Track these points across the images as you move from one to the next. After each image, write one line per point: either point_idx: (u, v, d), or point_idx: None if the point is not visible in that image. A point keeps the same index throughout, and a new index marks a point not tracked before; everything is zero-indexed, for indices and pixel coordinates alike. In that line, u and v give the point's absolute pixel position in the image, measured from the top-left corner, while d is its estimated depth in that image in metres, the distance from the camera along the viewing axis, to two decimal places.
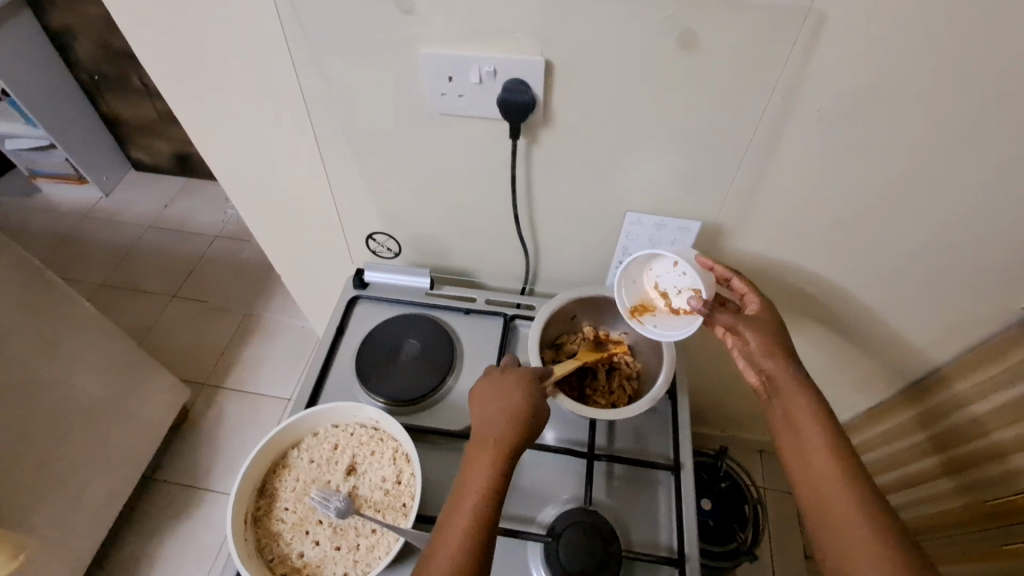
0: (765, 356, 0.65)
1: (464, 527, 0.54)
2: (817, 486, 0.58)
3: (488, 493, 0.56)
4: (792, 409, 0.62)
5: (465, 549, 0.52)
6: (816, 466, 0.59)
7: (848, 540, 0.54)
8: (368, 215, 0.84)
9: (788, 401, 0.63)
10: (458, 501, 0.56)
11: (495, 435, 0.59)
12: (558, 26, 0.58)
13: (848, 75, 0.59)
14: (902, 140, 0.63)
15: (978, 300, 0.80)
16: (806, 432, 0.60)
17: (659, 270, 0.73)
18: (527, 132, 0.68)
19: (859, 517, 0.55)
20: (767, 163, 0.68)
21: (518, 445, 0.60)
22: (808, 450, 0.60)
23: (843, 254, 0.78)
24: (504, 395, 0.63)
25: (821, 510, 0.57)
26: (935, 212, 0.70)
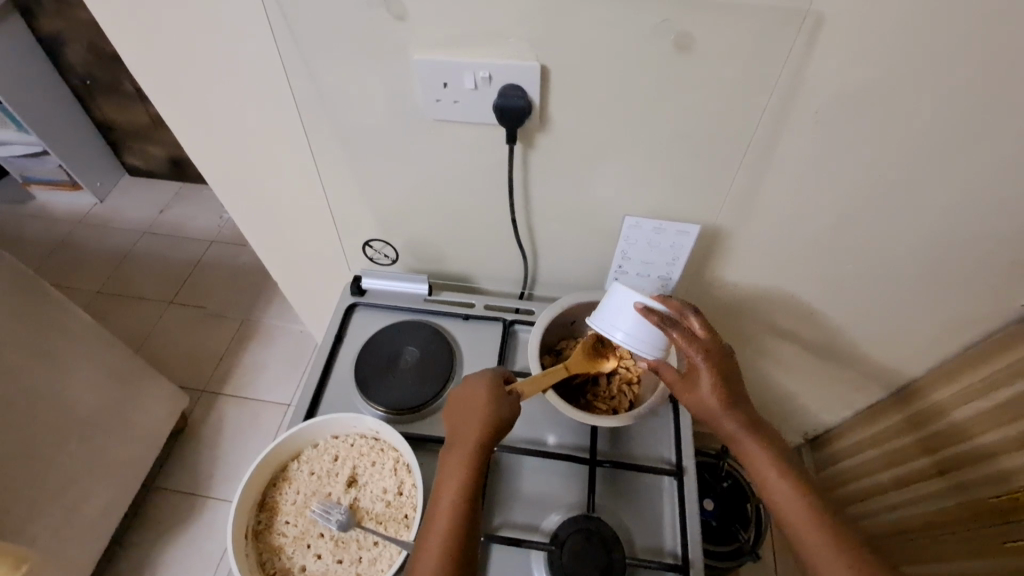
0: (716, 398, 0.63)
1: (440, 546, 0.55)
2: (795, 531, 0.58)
3: (460, 505, 0.57)
4: (748, 457, 0.62)
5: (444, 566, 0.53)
6: (788, 511, 0.59)
7: None
8: (364, 222, 0.83)
9: (745, 451, 0.63)
10: (433, 514, 0.57)
11: (467, 444, 0.61)
12: (553, 31, 0.57)
13: (848, 75, 0.58)
14: (901, 141, 0.63)
15: (978, 300, 0.80)
16: (767, 471, 0.61)
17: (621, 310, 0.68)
18: (523, 137, 0.67)
19: (836, 555, 0.55)
20: (766, 164, 0.68)
21: (486, 448, 0.61)
22: (777, 497, 0.60)
23: (843, 255, 0.77)
24: (473, 401, 0.64)
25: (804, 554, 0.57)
26: (935, 213, 0.69)
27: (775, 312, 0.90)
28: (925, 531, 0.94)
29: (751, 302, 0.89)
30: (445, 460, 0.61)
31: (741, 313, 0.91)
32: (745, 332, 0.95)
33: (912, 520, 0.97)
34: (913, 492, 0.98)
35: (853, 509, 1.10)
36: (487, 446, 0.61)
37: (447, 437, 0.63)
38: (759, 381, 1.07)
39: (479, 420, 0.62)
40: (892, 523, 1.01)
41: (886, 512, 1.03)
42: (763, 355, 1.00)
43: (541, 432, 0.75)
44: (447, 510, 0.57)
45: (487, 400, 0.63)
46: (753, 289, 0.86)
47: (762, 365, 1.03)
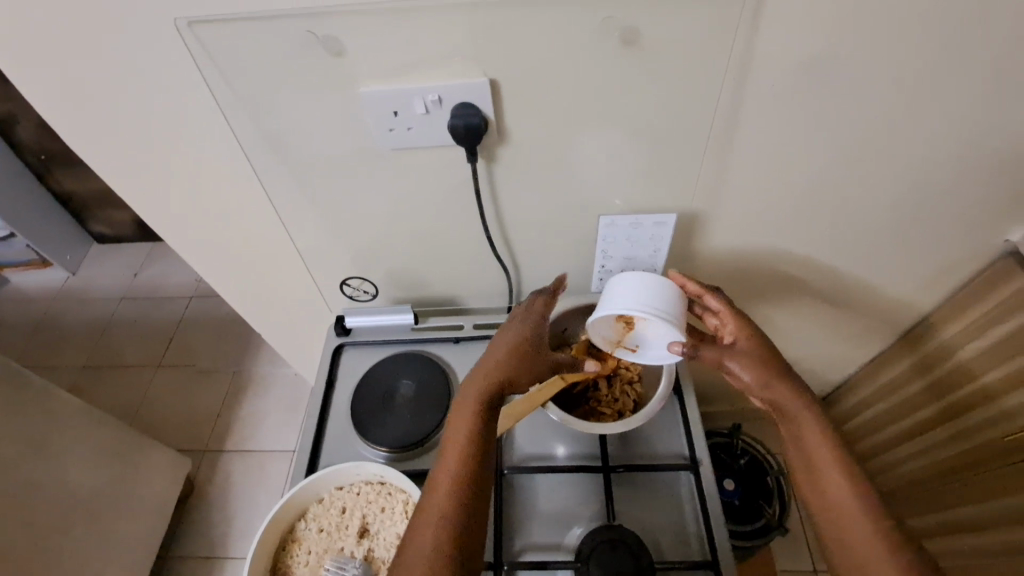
0: (765, 385, 0.62)
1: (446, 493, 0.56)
2: (836, 516, 0.56)
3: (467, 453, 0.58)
4: (801, 435, 0.60)
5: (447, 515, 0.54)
6: (832, 494, 0.57)
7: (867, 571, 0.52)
8: (339, 262, 0.81)
9: (799, 430, 0.61)
10: (434, 488, 0.56)
11: (472, 407, 0.61)
12: (497, 45, 0.56)
13: (799, 42, 0.58)
14: (864, 97, 0.62)
15: (960, 241, 0.80)
16: (820, 463, 0.58)
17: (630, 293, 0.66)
18: (485, 152, 0.66)
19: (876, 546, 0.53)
20: (731, 144, 0.67)
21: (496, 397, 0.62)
22: (822, 479, 0.58)
23: (822, 220, 0.77)
24: (487, 368, 0.64)
25: (840, 541, 0.55)
26: (903, 165, 0.70)
27: (763, 284, 0.90)
28: (951, 477, 0.95)
29: (739, 280, 0.89)
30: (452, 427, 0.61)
31: (732, 291, 0.91)
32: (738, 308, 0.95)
33: (939, 466, 0.97)
34: (933, 439, 0.98)
35: (879, 458, 1.11)
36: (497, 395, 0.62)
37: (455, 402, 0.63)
38: None
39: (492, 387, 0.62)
40: (921, 469, 1.01)
41: (913, 459, 1.03)
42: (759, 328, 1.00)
43: (550, 446, 0.73)
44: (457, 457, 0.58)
45: (502, 366, 0.64)
46: (739, 267, 0.86)
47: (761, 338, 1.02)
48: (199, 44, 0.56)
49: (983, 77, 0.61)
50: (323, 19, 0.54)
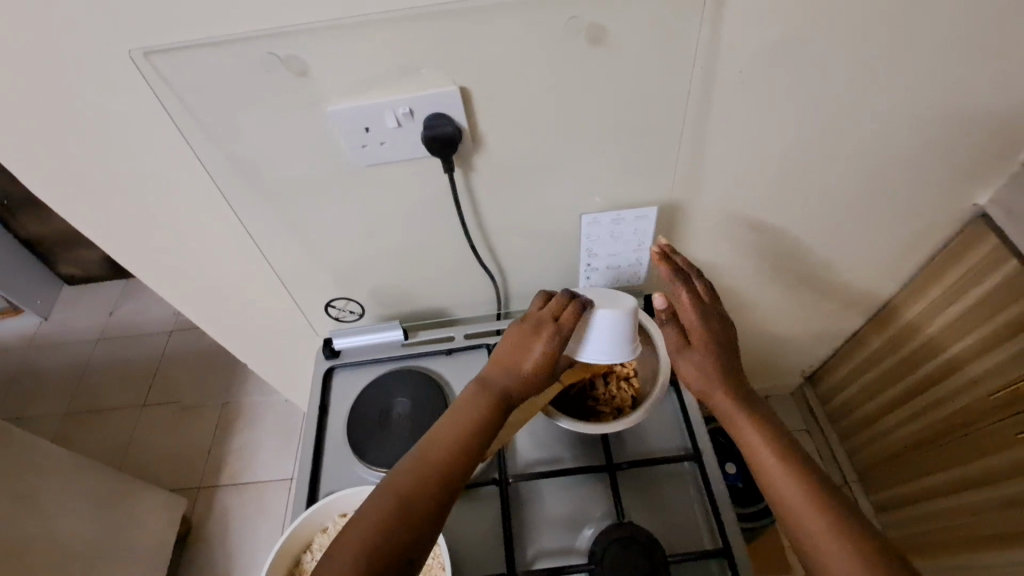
0: (704, 385, 0.64)
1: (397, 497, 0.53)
2: (785, 504, 0.54)
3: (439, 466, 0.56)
4: (739, 431, 0.60)
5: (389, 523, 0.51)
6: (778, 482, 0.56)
7: (824, 552, 0.50)
8: (322, 285, 0.79)
9: (737, 427, 0.61)
10: (386, 490, 0.53)
11: (462, 422, 0.59)
12: (465, 52, 0.55)
13: (763, 27, 0.58)
14: (831, 76, 0.63)
15: (934, 208, 0.82)
16: (773, 477, 0.56)
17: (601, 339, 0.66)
18: (460, 161, 0.65)
19: (828, 526, 0.51)
20: (705, 133, 0.68)
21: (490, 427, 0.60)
22: (766, 469, 0.57)
23: (801, 200, 0.78)
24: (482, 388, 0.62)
25: (795, 529, 0.53)
26: (872, 139, 0.71)
27: (747, 268, 0.90)
28: (937, 440, 0.98)
29: (724, 265, 0.89)
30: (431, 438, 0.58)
31: (713, 279, 0.92)
32: (721, 295, 0.96)
33: (926, 431, 1.00)
34: (919, 403, 1.00)
35: (876, 426, 1.14)
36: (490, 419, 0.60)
37: (444, 416, 0.61)
38: (746, 336, 1.08)
39: (479, 417, 0.60)
40: (915, 435, 1.03)
41: (903, 425, 1.06)
42: (745, 312, 1.01)
43: (553, 448, 0.73)
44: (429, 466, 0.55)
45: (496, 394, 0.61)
46: (723, 253, 0.86)
47: (749, 321, 1.04)
48: (157, 74, 0.54)
49: (941, 51, 0.62)
50: (285, 39, 0.53)
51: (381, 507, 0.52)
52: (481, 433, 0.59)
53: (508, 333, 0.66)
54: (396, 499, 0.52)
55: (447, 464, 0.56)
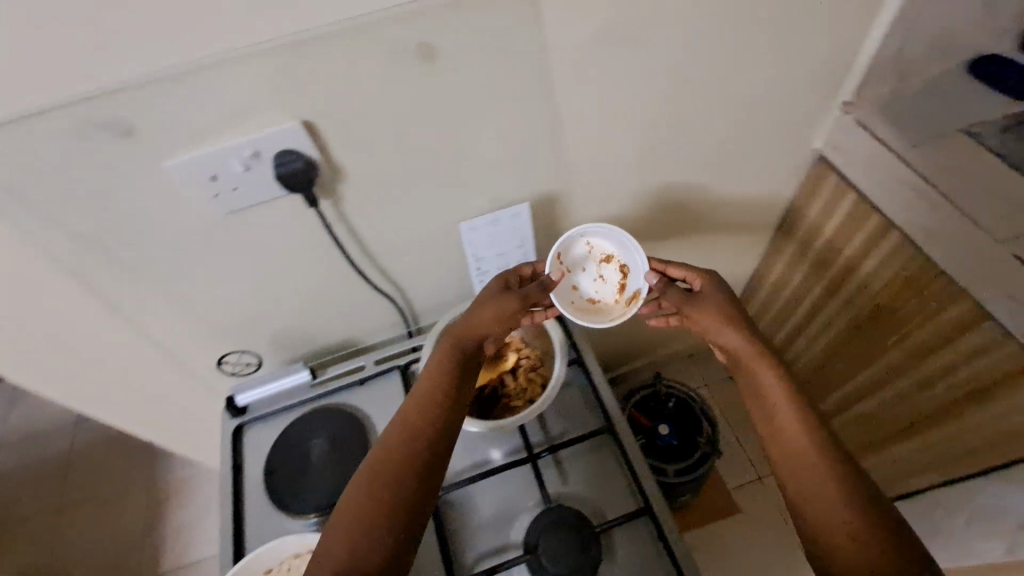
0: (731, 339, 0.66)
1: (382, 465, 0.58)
2: (794, 460, 0.57)
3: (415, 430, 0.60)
4: (760, 382, 0.63)
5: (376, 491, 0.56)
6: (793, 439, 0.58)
7: (824, 512, 0.54)
8: (213, 341, 0.76)
9: (760, 382, 0.63)
10: (373, 462, 0.58)
11: (431, 384, 0.64)
12: (298, 88, 0.56)
13: (581, 24, 0.63)
14: (653, 56, 0.70)
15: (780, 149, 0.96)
16: (791, 435, 0.58)
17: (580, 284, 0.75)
18: (324, 193, 0.65)
19: (834, 489, 0.54)
20: (558, 127, 0.72)
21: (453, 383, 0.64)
22: (783, 426, 0.59)
23: (660, 165, 0.86)
24: (443, 349, 0.67)
25: (798, 483, 0.56)
26: (704, 104, 0.80)
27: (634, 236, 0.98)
28: (836, 351, 1.12)
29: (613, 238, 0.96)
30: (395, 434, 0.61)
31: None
32: None
33: (828, 345, 1.14)
34: (819, 321, 1.14)
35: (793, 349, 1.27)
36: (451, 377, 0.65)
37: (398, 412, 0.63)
38: None
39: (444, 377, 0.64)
40: (821, 351, 1.16)
41: (812, 342, 1.19)
42: None
43: (478, 451, 0.74)
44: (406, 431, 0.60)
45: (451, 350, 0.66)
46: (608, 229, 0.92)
47: None
48: None
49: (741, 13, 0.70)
50: (99, 103, 0.51)
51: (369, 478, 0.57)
52: (444, 419, 0.62)
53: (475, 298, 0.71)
54: (377, 479, 0.57)
55: (422, 428, 0.61)
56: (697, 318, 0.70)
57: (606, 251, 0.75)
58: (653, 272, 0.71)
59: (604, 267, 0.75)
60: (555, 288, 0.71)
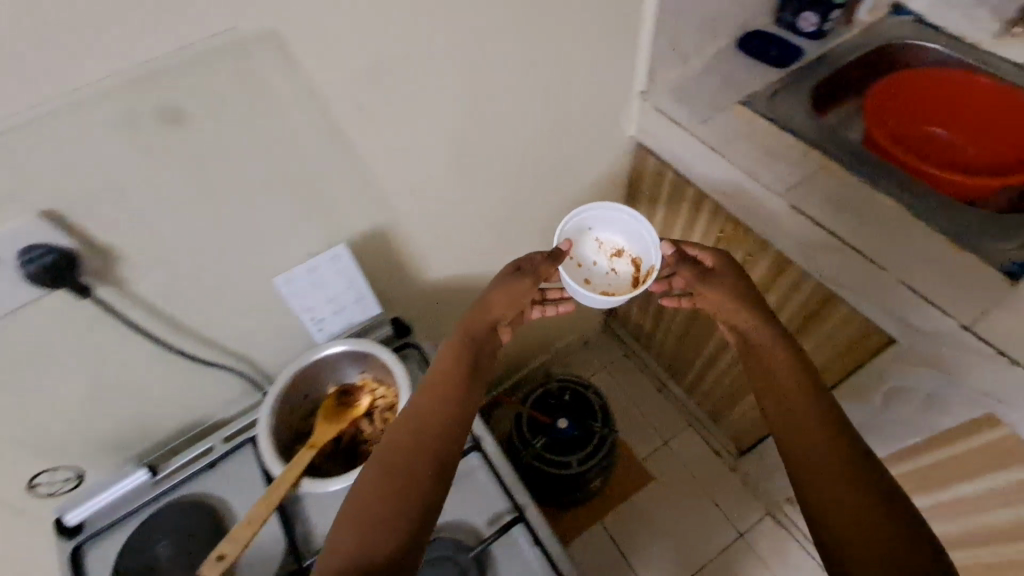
0: (747, 321, 0.72)
1: (392, 457, 0.57)
2: (804, 435, 0.60)
3: (428, 425, 0.60)
4: (771, 365, 0.67)
5: (390, 486, 0.55)
6: (805, 415, 0.62)
7: (832, 485, 0.56)
8: (19, 455, 0.69)
9: (770, 366, 0.67)
10: (383, 455, 0.58)
11: (441, 384, 0.64)
12: (24, 179, 0.50)
13: (348, 66, 0.62)
14: (436, 83, 0.71)
15: (597, 141, 1.03)
16: (804, 415, 0.62)
17: (594, 274, 0.83)
18: (100, 279, 0.60)
19: (842, 461, 0.57)
20: (357, 165, 0.71)
21: (465, 382, 0.65)
22: (796, 407, 0.62)
23: (482, 177, 0.89)
24: (451, 350, 0.68)
25: (805, 455, 0.59)
26: (504, 116, 0.83)
27: (480, 244, 1.01)
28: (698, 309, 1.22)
29: (459, 250, 0.98)
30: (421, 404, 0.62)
31: (459, 264, 1.00)
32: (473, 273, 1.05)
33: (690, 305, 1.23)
34: None
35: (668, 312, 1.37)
36: (460, 375, 0.66)
37: (426, 381, 0.64)
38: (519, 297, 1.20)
39: (459, 371, 0.66)
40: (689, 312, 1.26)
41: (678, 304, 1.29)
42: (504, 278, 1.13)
43: None
44: (412, 426, 0.60)
45: (460, 348, 0.68)
46: (451, 241, 0.95)
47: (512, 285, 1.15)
48: None
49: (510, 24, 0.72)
50: None
51: (375, 471, 0.56)
52: (462, 402, 0.64)
53: (491, 285, 0.74)
54: (385, 473, 0.56)
55: (434, 428, 0.60)
56: (704, 292, 0.76)
57: (617, 245, 0.84)
58: (666, 244, 0.78)
59: (616, 261, 0.84)
60: (564, 269, 0.78)
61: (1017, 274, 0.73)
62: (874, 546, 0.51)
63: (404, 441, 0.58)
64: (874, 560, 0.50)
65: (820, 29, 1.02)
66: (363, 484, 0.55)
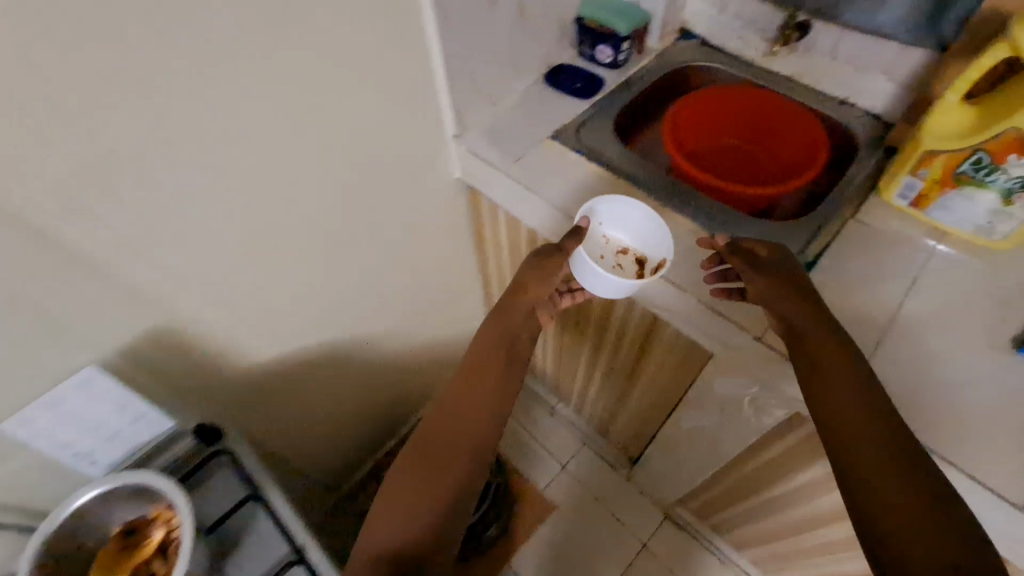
0: (790, 306, 0.68)
1: (431, 454, 0.72)
2: (841, 416, 0.60)
3: (461, 429, 0.74)
4: (819, 359, 0.64)
5: (429, 496, 0.68)
6: (848, 397, 0.61)
7: (864, 455, 0.57)
8: None
9: (815, 356, 0.64)
10: (414, 465, 0.71)
11: (476, 372, 0.78)
12: None
13: (53, 177, 0.53)
14: (190, 173, 0.63)
15: (420, 188, 1.01)
16: (844, 399, 0.61)
17: (610, 239, 0.90)
18: None
19: (879, 440, 0.57)
20: (105, 273, 0.62)
21: (488, 371, 0.78)
22: (838, 393, 0.61)
23: (288, 251, 0.82)
24: (491, 335, 0.81)
25: (839, 432, 0.60)
26: (294, 186, 0.77)
27: (311, 314, 0.94)
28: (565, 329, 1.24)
29: (282, 325, 0.91)
30: (447, 405, 0.76)
31: (287, 336, 0.93)
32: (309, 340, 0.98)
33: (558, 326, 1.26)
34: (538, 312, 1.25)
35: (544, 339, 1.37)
36: (491, 363, 0.79)
37: (467, 354, 0.80)
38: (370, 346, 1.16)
39: (488, 369, 0.78)
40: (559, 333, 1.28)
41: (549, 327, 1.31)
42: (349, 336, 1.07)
43: None
44: (446, 425, 0.74)
45: (496, 339, 0.81)
46: (269, 320, 0.87)
47: (359, 340, 1.11)
48: None
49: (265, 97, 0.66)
50: None
51: (409, 480, 0.70)
52: (500, 368, 0.79)
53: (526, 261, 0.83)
54: (416, 488, 0.69)
55: (473, 423, 0.75)
56: (751, 283, 0.72)
57: (622, 243, 0.90)
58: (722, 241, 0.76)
59: (622, 257, 0.90)
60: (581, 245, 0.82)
61: None
62: (865, 442, 0.57)
63: (452, 419, 0.75)
64: (866, 452, 0.57)
65: (616, 60, 1.06)
66: (403, 493, 0.69)
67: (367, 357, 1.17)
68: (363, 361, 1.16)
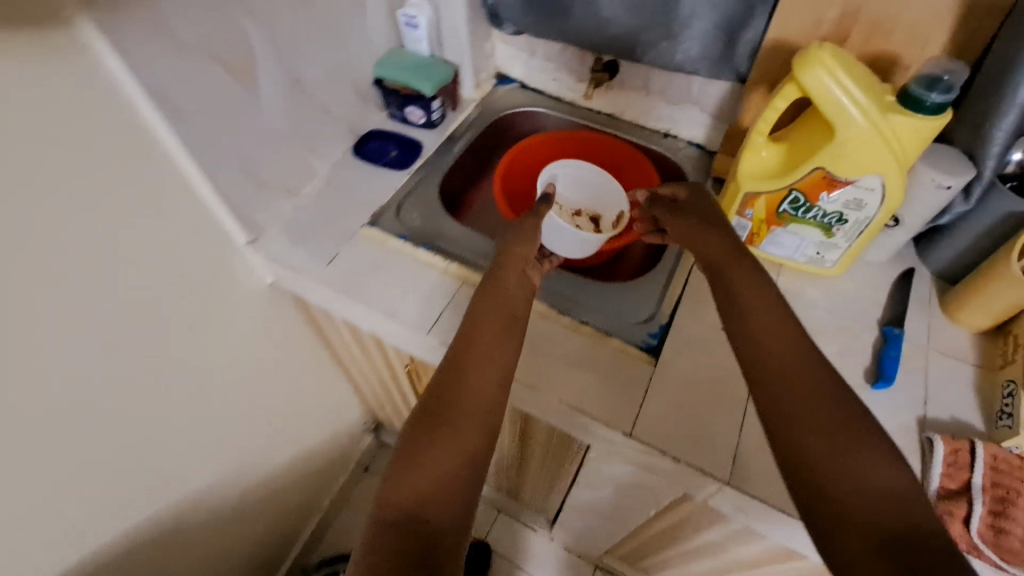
0: (714, 241, 0.64)
1: (431, 433, 0.52)
2: (789, 390, 0.51)
3: (477, 397, 0.55)
4: (739, 296, 0.58)
5: (426, 490, 0.49)
6: (792, 373, 0.52)
7: (814, 450, 0.48)
8: None
9: (746, 304, 0.57)
10: (413, 441, 0.52)
11: (495, 339, 0.60)
12: None
13: None
14: None
15: (226, 315, 0.81)
16: (792, 372, 0.52)
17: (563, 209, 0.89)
18: None
19: (838, 426, 0.48)
20: None
21: (512, 338, 0.61)
22: (784, 364, 0.52)
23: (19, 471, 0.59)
24: (510, 295, 0.64)
25: (781, 407, 0.51)
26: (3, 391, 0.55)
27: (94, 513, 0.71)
28: None
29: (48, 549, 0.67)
30: (451, 364, 0.57)
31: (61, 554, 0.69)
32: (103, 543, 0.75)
33: None
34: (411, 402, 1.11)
35: None
36: (513, 330, 0.61)
37: (472, 305, 0.63)
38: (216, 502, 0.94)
39: (502, 339, 0.60)
40: None
41: None
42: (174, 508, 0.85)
43: None
44: (457, 390, 0.55)
45: (515, 301, 0.64)
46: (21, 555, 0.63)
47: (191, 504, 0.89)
48: None
49: None
50: None
51: (403, 463, 0.51)
52: (513, 335, 0.61)
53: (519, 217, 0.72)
54: (412, 478, 0.49)
55: (492, 396, 0.56)
56: (670, 221, 0.69)
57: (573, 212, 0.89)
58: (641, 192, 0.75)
59: (577, 218, 0.92)
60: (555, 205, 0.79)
61: (656, 349, 0.70)
62: (794, 411, 0.50)
63: (457, 387, 0.55)
64: (794, 428, 0.49)
65: (430, 120, 0.95)
66: (397, 483, 0.49)
67: (211, 517, 0.96)
68: (206, 524, 0.95)
